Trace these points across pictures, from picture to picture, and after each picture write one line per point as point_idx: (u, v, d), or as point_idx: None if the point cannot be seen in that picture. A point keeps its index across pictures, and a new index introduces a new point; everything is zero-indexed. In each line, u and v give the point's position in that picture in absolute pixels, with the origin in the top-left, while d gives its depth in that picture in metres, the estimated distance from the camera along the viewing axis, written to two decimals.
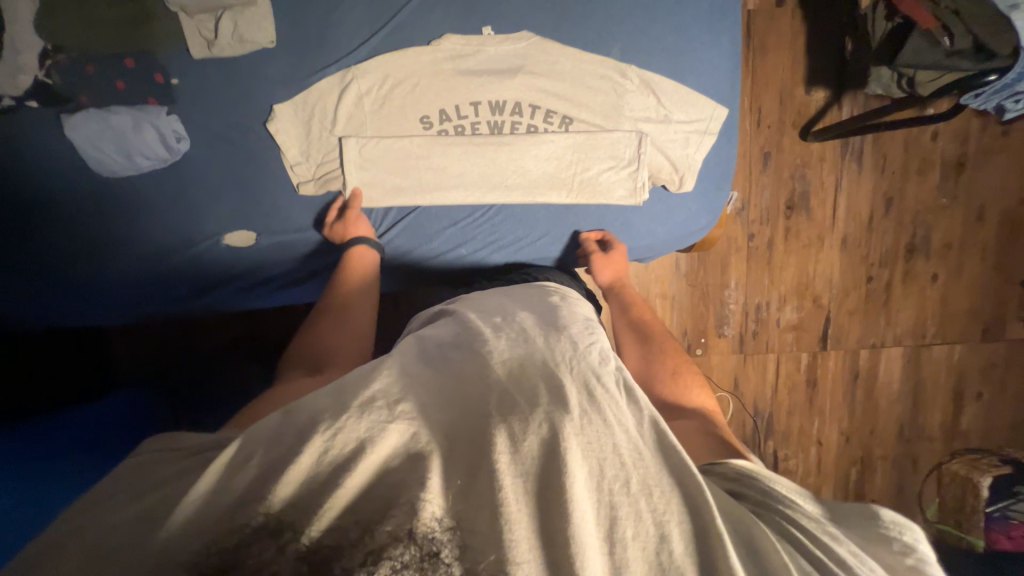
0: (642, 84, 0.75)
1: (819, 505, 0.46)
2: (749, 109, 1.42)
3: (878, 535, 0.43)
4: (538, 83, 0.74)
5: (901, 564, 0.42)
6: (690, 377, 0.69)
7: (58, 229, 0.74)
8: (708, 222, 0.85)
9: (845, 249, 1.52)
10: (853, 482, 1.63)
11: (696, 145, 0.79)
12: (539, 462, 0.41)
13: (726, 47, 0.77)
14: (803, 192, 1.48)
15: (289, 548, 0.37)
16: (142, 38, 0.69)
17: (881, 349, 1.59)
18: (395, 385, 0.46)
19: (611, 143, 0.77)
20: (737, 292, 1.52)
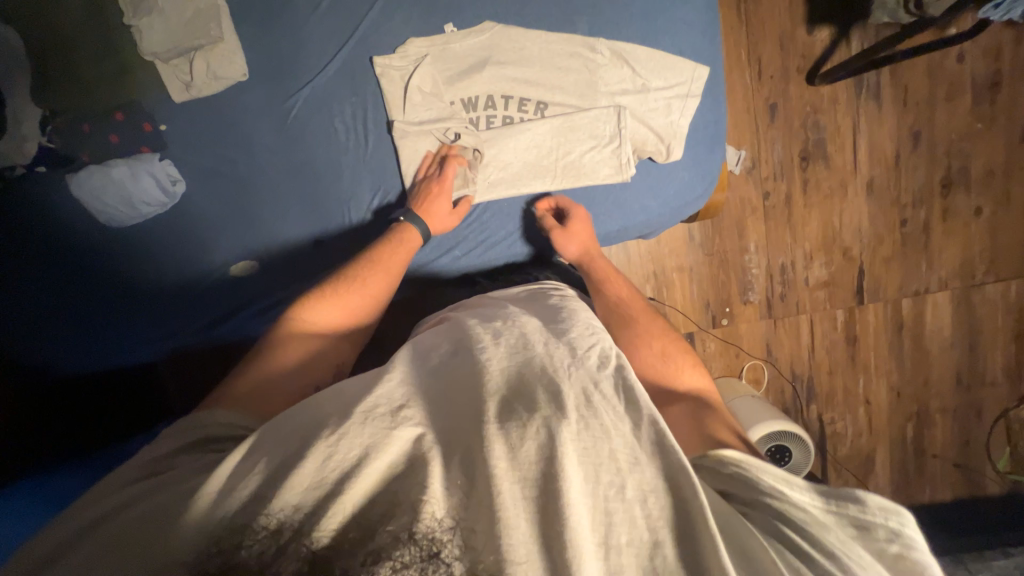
0: (615, 55, 0.74)
1: (814, 494, 0.44)
2: (748, 61, 1.34)
3: (865, 524, 0.42)
4: (507, 72, 0.74)
5: (887, 551, 0.41)
6: (680, 357, 0.67)
7: (78, 272, 0.78)
8: (705, 189, 0.81)
9: (872, 193, 1.42)
10: (909, 439, 1.53)
11: (679, 110, 0.76)
12: (534, 463, 0.42)
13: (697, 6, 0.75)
14: (818, 140, 1.39)
15: (292, 549, 0.40)
16: (126, 91, 0.72)
17: (926, 295, 1.48)
18: (392, 392, 0.48)
19: (590, 122, 0.76)
20: (759, 255, 1.45)
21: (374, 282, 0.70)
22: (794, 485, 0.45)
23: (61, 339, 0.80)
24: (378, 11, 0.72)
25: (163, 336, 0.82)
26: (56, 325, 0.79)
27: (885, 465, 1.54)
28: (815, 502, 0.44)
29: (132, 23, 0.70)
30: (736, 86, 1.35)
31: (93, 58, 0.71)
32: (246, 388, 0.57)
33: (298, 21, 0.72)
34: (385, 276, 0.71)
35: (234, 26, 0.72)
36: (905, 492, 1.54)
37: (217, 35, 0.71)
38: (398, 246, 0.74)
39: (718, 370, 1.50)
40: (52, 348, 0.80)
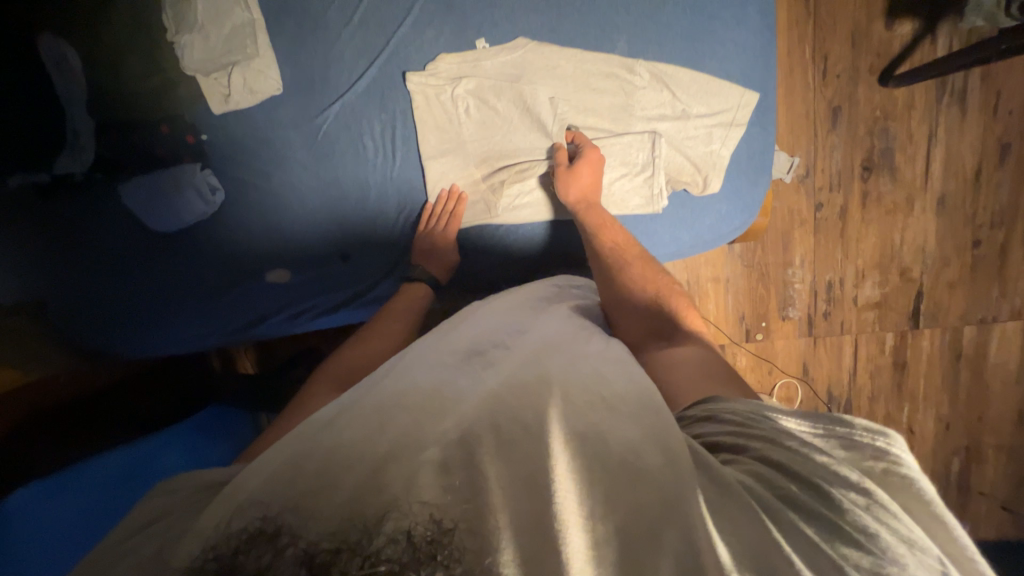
0: (633, 82, 0.78)
1: (798, 421, 0.47)
2: (813, 58, 1.22)
3: (854, 444, 0.43)
4: (540, 91, 0.79)
5: (876, 468, 0.42)
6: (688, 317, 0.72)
7: (130, 268, 0.81)
8: (742, 222, 0.84)
9: (943, 211, 1.29)
10: (954, 474, 1.43)
11: (721, 139, 0.81)
12: (519, 454, 0.42)
13: (728, 45, 0.79)
14: (886, 149, 1.26)
15: (289, 552, 0.37)
16: (171, 104, 0.76)
17: (994, 324, 1.35)
18: (391, 401, 0.48)
19: (622, 148, 0.80)
20: (803, 270, 1.36)
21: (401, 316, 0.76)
22: (787, 416, 0.47)
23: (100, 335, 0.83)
24: (410, 26, 0.77)
25: (199, 334, 0.85)
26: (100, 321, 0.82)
27: None
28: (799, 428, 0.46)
29: (175, 39, 0.73)
30: (797, 85, 1.24)
31: (142, 73, 0.76)
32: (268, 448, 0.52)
33: (332, 39, 0.76)
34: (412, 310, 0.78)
35: (270, 42, 0.76)
36: None
37: (251, 52, 0.75)
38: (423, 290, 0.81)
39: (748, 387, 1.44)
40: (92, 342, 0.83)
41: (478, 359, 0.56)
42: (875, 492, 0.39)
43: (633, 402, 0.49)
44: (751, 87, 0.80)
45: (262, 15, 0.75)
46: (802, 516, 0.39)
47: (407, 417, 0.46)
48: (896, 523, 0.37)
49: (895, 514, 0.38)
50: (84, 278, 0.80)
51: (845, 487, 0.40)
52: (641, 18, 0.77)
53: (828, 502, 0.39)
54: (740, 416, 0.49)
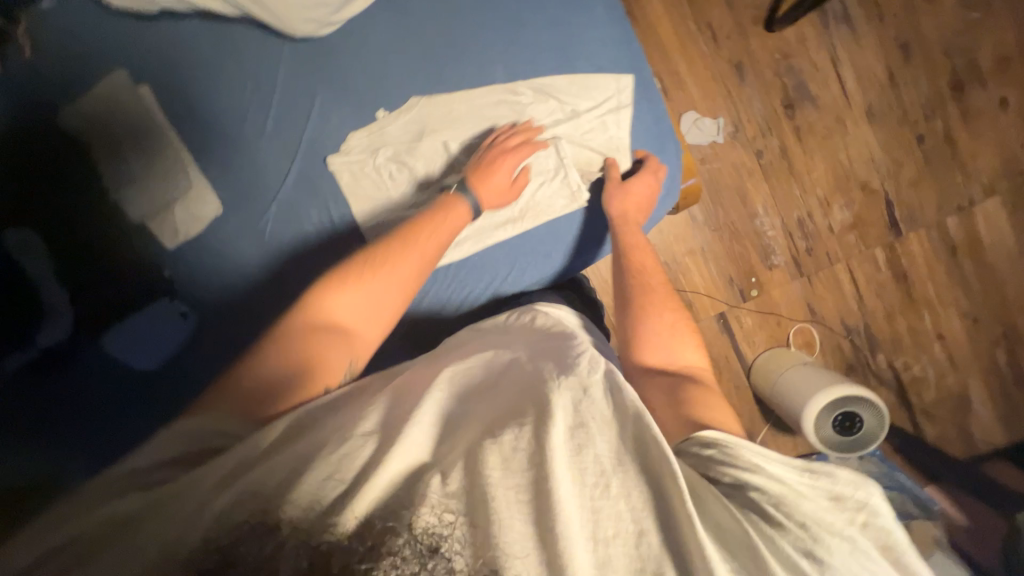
0: (524, 103, 0.85)
1: (794, 457, 0.47)
2: (698, 30, 1.31)
3: (835, 495, 0.44)
4: (443, 136, 0.85)
5: (856, 520, 0.43)
6: (687, 335, 0.73)
7: (119, 412, 0.83)
8: (667, 194, 0.90)
9: (875, 120, 1.32)
10: (1003, 365, 1.37)
11: (618, 123, 0.87)
12: (526, 461, 0.45)
13: (593, 44, 0.85)
14: (798, 84, 1.32)
15: (290, 544, 0.39)
16: (129, 251, 0.84)
17: (973, 206, 1.34)
18: (391, 421, 0.50)
19: (533, 161, 0.86)
20: (770, 217, 1.38)
21: (420, 248, 0.75)
22: (771, 461, 0.47)
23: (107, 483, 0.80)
24: (316, 119, 0.85)
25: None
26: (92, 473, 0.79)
27: (983, 399, 1.38)
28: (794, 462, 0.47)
29: (119, 197, 0.82)
30: (693, 57, 1.32)
31: (98, 233, 0.83)
32: (256, 388, 0.56)
33: (254, 151, 0.85)
34: (426, 240, 0.76)
35: (200, 171, 0.84)
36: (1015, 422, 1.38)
37: (186, 185, 0.83)
38: (441, 221, 0.78)
39: (764, 343, 1.41)
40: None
41: (479, 384, 0.59)
42: (837, 549, 0.42)
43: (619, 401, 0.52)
44: (629, 72, 0.86)
45: (189, 151, 0.84)
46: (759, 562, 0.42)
47: (407, 433, 0.48)
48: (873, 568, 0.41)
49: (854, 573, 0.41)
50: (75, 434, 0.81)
51: (835, 535, 0.42)
52: (514, 47, 0.85)
53: (785, 554, 0.42)
54: (722, 459, 0.49)
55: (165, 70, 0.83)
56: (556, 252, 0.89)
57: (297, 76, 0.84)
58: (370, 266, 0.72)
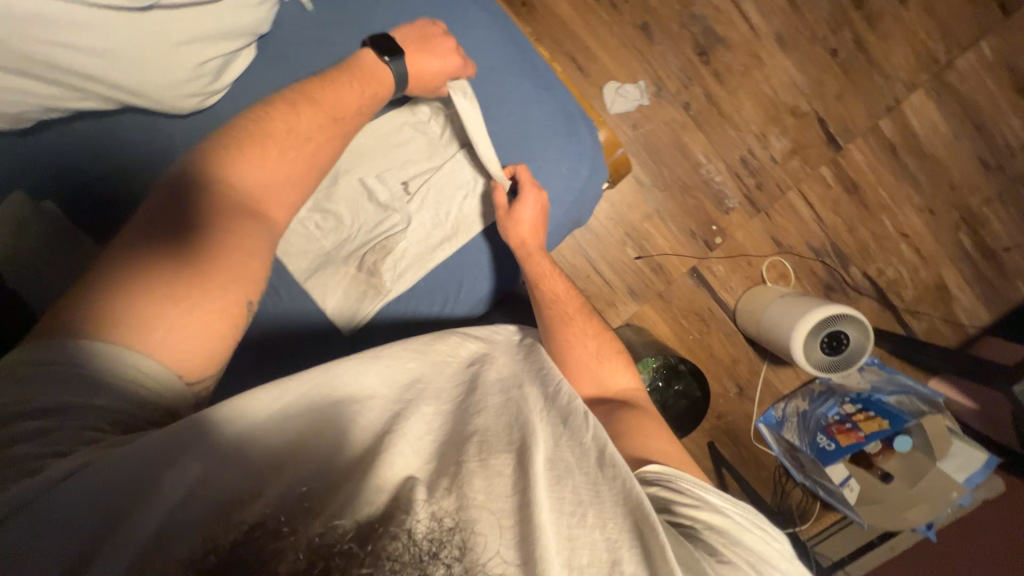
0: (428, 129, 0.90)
1: (731, 501, 0.55)
2: (596, 1, 1.32)
3: (763, 527, 0.54)
4: (357, 172, 0.87)
5: (779, 547, 0.53)
6: (615, 360, 0.77)
7: None
8: (587, 169, 0.89)
9: (787, 45, 1.34)
10: (969, 247, 1.40)
11: (520, 115, 0.89)
12: (511, 485, 0.47)
13: (475, 48, 0.88)
14: (705, 29, 1.34)
15: (288, 544, 0.36)
16: None
17: (901, 104, 1.36)
18: (382, 432, 0.50)
19: (449, 173, 0.89)
20: (714, 163, 1.39)
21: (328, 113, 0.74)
22: (717, 495, 0.55)
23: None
24: None
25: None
26: None
27: (960, 284, 1.41)
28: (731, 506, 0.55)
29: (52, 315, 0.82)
30: (599, 29, 1.33)
31: None
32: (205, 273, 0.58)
33: None
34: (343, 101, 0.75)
35: None
36: (996, 298, 1.41)
37: None
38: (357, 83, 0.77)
39: (741, 286, 1.42)
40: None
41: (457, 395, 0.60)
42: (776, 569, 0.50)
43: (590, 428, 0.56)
44: (516, 67, 0.88)
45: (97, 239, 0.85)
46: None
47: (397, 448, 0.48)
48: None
49: None
50: None
51: (771, 562, 0.51)
52: None
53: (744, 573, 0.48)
54: (682, 492, 0.55)
55: (83, 173, 0.85)
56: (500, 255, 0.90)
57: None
58: (278, 124, 0.70)
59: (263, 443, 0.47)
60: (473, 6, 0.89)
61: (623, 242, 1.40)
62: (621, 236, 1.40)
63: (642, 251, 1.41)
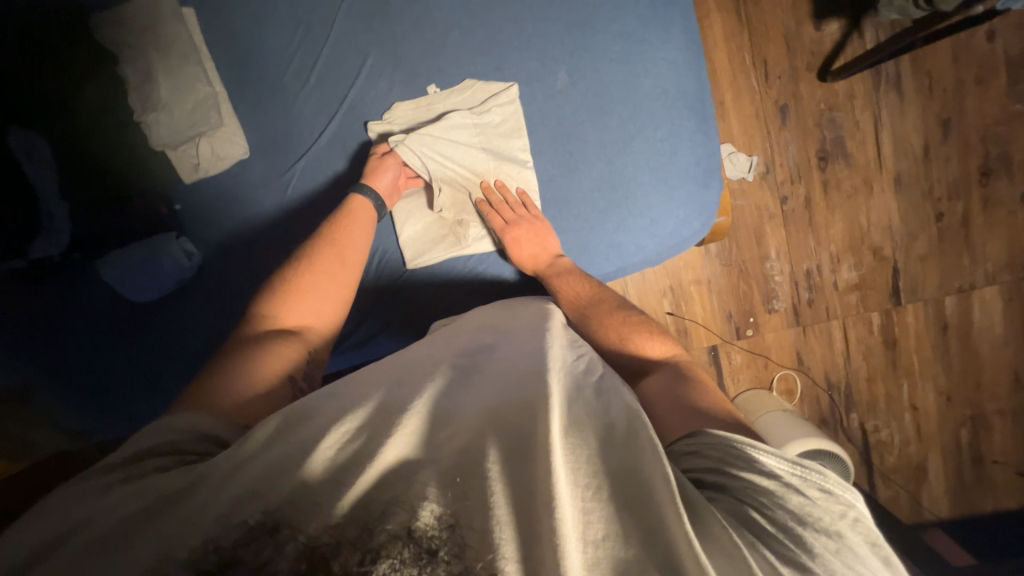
0: (581, 113, 0.86)
1: (778, 458, 0.46)
2: (752, 64, 1.31)
3: (828, 489, 0.44)
4: (488, 118, 0.85)
5: (849, 514, 0.42)
6: (648, 338, 0.73)
7: (118, 333, 0.89)
8: (701, 225, 0.88)
9: (901, 188, 1.34)
10: (965, 446, 1.42)
11: (672, 146, 0.86)
12: (522, 460, 0.44)
13: (659, 64, 0.85)
14: (836, 138, 1.33)
15: (289, 545, 0.40)
16: (141, 178, 0.86)
17: (972, 291, 1.38)
18: (395, 402, 0.50)
19: (573, 165, 0.87)
20: (781, 262, 1.39)
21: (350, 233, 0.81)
22: (764, 451, 0.46)
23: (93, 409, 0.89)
24: (363, 80, 0.87)
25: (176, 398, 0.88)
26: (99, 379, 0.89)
27: (940, 475, 1.43)
28: (774, 465, 0.46)
29: (142, 119, 0.82)
30: (741, 89, 1.31)
31: (111, 154, 0.86)
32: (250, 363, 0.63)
33: (291, 99, 0.87)
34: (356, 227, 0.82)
35: (232, 110, 0.86)
36: (966, 502, 1.43)
37: (217, 121, 0.85)
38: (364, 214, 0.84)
39: (747, 383, 1.43)
40: (69, 418, 0.88)
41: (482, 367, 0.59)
42: (845, 537, 0.41)
43: (617, 408, 0.51)
44: (687, 100, 0.86)
45: (217, 73, 0.86)
46: (772, 552, 0.41)
47: (408, 416, 0.48)
48: (856, 566, 0.39)
49: (861, 558, 0.40)
50: (76, 342, 0.88)
51: (827, 531, 0.41)
52: (575, 47, 0.85)
53: (801, 544, 0.40)
54: (723, 457, 0.47)
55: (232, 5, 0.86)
56: (584, 262, 0.89)
57: (361, 40, 0.86)
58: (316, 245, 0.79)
59: (266, 433, 0.46)
60: (678, 23, 0.85)
61: (663, 293, 1.41)
62: (664, 288, 1.40)
63: (676, 309, 1.41)
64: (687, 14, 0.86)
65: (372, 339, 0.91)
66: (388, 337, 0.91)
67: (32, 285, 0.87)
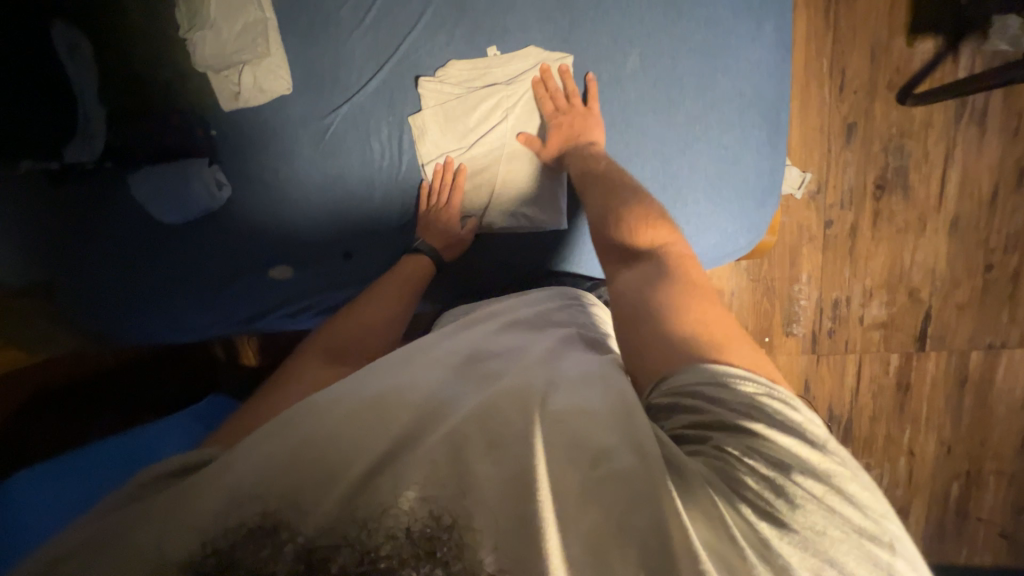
0: (646, 103, 0.81)
1: (752, 389, 0.47)
2: (830, 72, 1.21)
3: (802, 421, 0.45)
4: (545, 91, 0.82)
5: (823, 443, 0.44)
6: None
7: (135, 253, 0.89)
8: (747, 242, 0.86)
9: (956, 232, 1.27)
10: (953, 500, 1.40)
11: (736, 155, 0.82)
12: (512, 455, 0.43)
13: (741, 64, 0.79)
14: (900, 167, 1.25)
15: (289, 548, 0.39)
16: (181, 98, 0.85)
17: (1002, 349, 1.33)
18: (379, 394, 0.50)
19: (628, 155, 0.83)
20: (810, 287, 1.34)
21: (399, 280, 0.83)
22: (744, 385, 0.47)
23: (112, 330, 0.91)
24: (422, 30, 0.82)
25: (193, 322, 0.92)
26: (111, 299, 0.90)
27: (920, 522, 1.42)
28: (749, 390, 0.47)
29: (188, 37, 0.81)
30: (811, 98, 1.23)
31: (153, 67, 0.84)
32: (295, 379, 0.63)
33: (344, 38, 0.83)
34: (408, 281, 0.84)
35: (281, 41, 0.83)
36: (939, 551, 1.43)
37: (263, 52, 0.82)
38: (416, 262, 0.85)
39: None
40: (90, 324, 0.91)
41: (469, 364, 0.58)
42: (819, 469, 0.42)
43: (599, 389, 0.51)
44: (761, 109, 0.81)
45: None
46: (757, 509, 0.41)
47: (392, 410, 0.47)
48: (834, 503, 0.41)
49: (835, 491, 0.41)
50: (92, 258, 0.89)
51: (804, 469, 0.42)
52: (653, 30, 0.79)
53: (783, 495, 0.41)
54: (704, 399, 0.47)
55: None
56: None
57: None
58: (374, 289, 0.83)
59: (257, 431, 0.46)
60: (771, 19, 0.79)
61: None
62: None
63: None
64: (782, 13, 0.80)
65: None
66: None
67: (62, 193, 0.87)
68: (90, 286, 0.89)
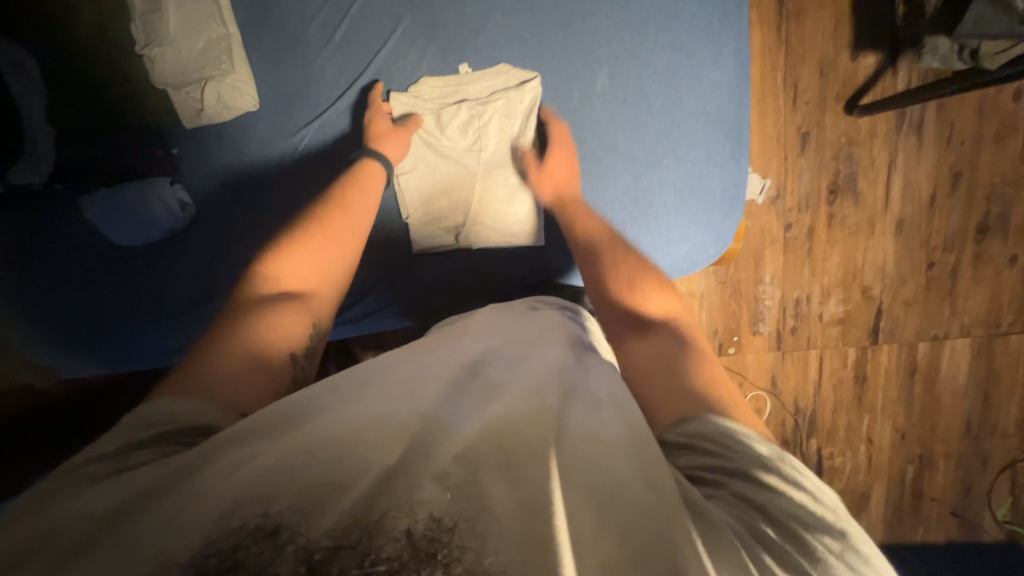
0: (616, 119, 0.83)
1: (769, 449, 0.49)
2: (784, 85, 1.28)
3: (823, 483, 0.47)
4: (517, 108, 0.84)
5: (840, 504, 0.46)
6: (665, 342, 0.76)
7: (94, 273, 0.85)
8: (714, 252, 0.89)
9: (901, 232, 1.37)
10: (909, 481, 1.50)
11: (703, 169, 0.85)
12: (524, 467, 0.43)
13: (704, 83, 0.83)
14: (850, 173, 1.33)
15: (290, 548, 0.38)
16: (139, 116, 0.82)
17: (945, 340, 1.44)
18: (397, 404, 0.49)
19: (601, 169, 0.85)
20: (773, 287, 1.41)
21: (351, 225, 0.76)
22: (763, 446, 0.49)
23: (70, 353, 0.85)
24: (392, 47, 0.82)
25: (157, 347, 0.87)
26: (68, 323, 0.84)
27: (880, 505, 1.51)
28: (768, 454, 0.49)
29: (145, 53, 0.78)
30: (767, 109, 1.30)
31: (108, 82, 0.81)
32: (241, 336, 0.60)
33: (312, 54, 0.82)
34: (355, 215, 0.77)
35: (245, 57, 0.81)
36: (898, 531, 1.52)
37: (227, 68, 0.80)
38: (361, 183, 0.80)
39: None
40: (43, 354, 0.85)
41: (485, 370, 0.58)
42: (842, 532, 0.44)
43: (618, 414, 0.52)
44: (724, 126, 0.85)
45: (228, 12, 0.80)
46: (775, 557, 0.42)
47: (408, 422, 0.47)
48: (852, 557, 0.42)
49: (856, 552, 0.43)
50: (46, 279, 0.83)
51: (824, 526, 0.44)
52: (620, 49, 0.82)
53: (800, 545, 0.42)
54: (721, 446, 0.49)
55: None
56: None
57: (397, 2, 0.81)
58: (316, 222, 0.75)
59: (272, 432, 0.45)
60: (731, 42, 0.83)
61: None
62: None
63: None
64: (741, 35, 0.84)
65: (370, 315, 0.89)
66: (385, 317, 0.89)
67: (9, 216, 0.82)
68: (44, 308, 0.84)
